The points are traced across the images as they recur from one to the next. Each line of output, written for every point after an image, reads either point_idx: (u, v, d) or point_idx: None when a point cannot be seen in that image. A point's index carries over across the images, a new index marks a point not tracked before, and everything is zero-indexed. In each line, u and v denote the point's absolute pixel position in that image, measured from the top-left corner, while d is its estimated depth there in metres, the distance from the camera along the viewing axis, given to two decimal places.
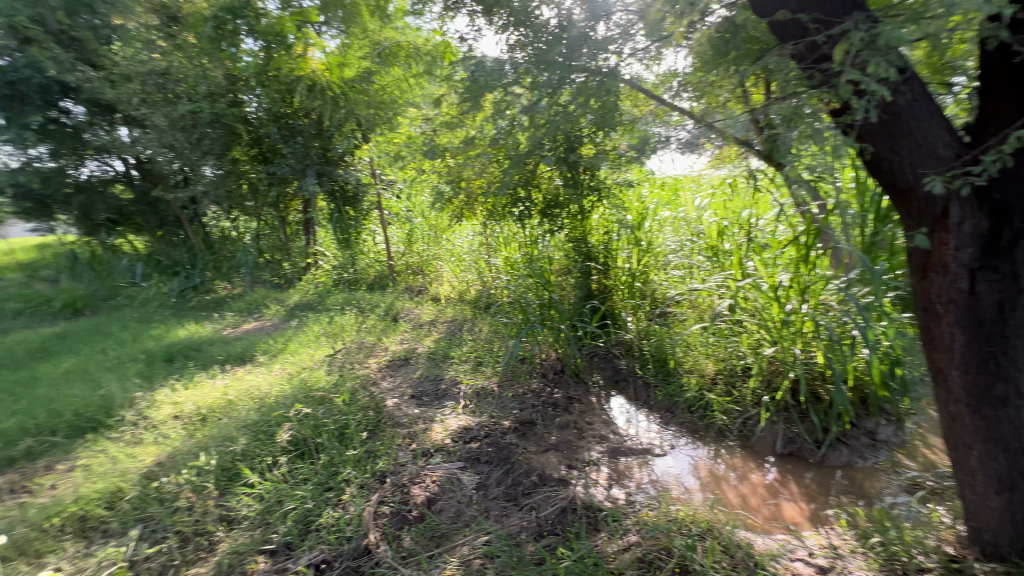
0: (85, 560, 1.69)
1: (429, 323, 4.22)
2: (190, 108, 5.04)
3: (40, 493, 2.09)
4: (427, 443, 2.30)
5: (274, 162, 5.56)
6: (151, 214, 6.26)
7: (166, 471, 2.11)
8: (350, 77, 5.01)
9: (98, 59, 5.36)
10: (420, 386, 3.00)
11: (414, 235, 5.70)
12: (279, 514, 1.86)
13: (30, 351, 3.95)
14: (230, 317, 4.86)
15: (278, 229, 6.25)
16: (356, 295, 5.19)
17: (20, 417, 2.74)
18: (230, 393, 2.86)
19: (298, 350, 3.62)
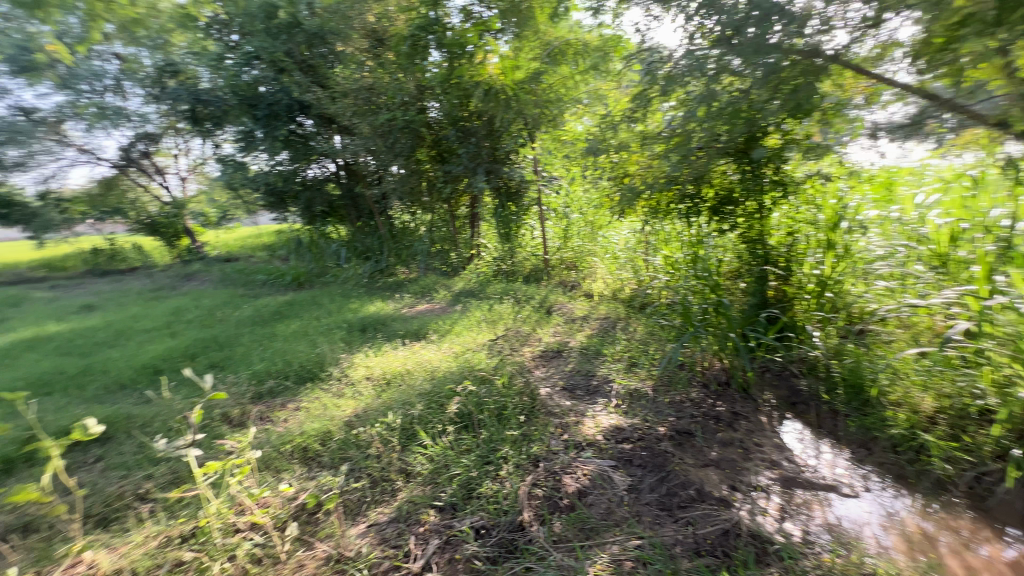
0: (304, 483, 2.07)
1: (582, 318, 4.25)
2: (388, 118, 5.84)
3: (278, 423, 2.68)
4: (579, 436, 2.34)
5: (450, 161, 6.13)
6: (353, 207, 7.71)
7: (361, 422, 2.53)
8: (521, 80, 5.26)
9: (325, 80, 6.55)
10: (571, 379, 3.05)
11: (569, 231, 5.85)
12: (446, 477, 2.06)
13: (272, 313, 5.08)
14: (408, 298, 5.58)
15: (449, 223, 6.88)
16: (514, 286, 5.51)
17: (267, 363, 3.55)
18: (408, 364, 3.29)
19: (463, 332, 3.98)
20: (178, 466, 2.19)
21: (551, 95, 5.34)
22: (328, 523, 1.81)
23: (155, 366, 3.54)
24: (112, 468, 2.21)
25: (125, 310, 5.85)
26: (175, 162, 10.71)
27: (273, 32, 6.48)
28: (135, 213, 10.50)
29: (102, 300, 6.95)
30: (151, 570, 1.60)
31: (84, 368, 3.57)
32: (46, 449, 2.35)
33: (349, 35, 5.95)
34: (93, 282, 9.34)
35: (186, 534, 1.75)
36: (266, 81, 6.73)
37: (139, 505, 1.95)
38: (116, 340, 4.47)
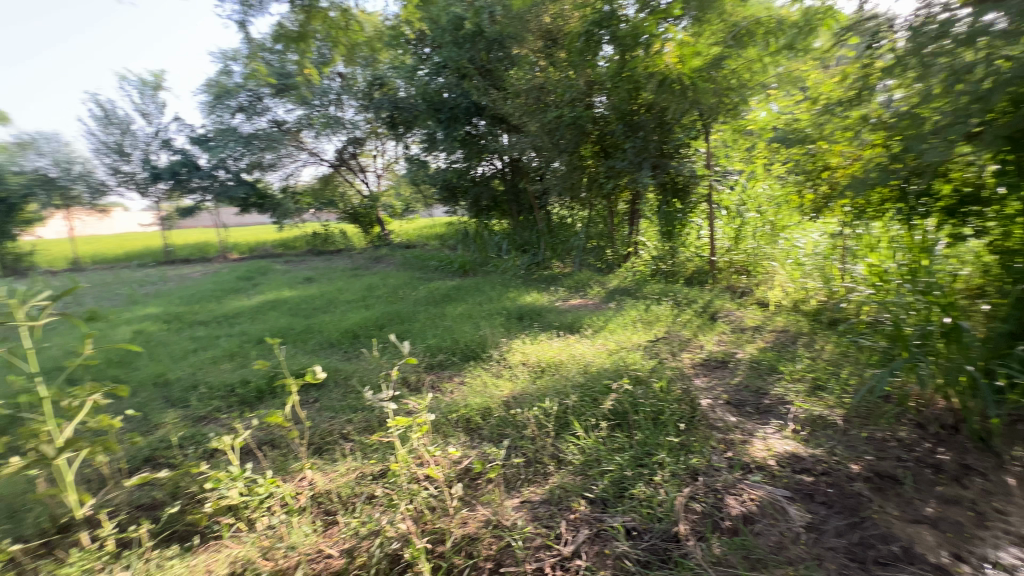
0: (467, 451, 2.27)
1: (753, 329, 3.82)
2: (556, 115, 5.97)
3: (446, 393, 3.00)
4: (746, 457, 2.12)
5: (614, 156, 6.00)
6: (514, 202, 8.39)
7: (518, 404, 2.68)
8: (698, 68, 4.81)
9: (501, 82, 7.03)
10: (738, 394, 2.76)
11: (742, 232, 5.27)
12: (598, 471, 2.06)
13: (443, 295, 5.68)
14: (562, 292, 5.69)
15: (606, 219, 6.87)
16: (673, 287, 5.21)
17: (439, 339, 3.98)
18: (562, 355, 3.37)
19: (617, 330, 3.92)
20: (371, 416, 2.61)
21: (732, 81, 4.87)
22: (489, 490, 1.97)
23: (355, 331, 4.26)
24: (325, 409, 2.73)
25: (334, 284, 7.15)
26: (374, 162, 12.67)
27: (460, 42, 7.10)
28: (343, 204, 12.73)
29: (319, 274, 8.59)
30: (351, 496, 1.93)
31: (308, 327, 4.47)
32: (284, 386, 3.01)
33: (525, 37, 6.25)
34: (313, 260, 11.62)
35: (378, 472, 2.08)
36: (451, 87, 7.46)
37: (343, 442, 2.38)
38: (328, 307, 5.49)
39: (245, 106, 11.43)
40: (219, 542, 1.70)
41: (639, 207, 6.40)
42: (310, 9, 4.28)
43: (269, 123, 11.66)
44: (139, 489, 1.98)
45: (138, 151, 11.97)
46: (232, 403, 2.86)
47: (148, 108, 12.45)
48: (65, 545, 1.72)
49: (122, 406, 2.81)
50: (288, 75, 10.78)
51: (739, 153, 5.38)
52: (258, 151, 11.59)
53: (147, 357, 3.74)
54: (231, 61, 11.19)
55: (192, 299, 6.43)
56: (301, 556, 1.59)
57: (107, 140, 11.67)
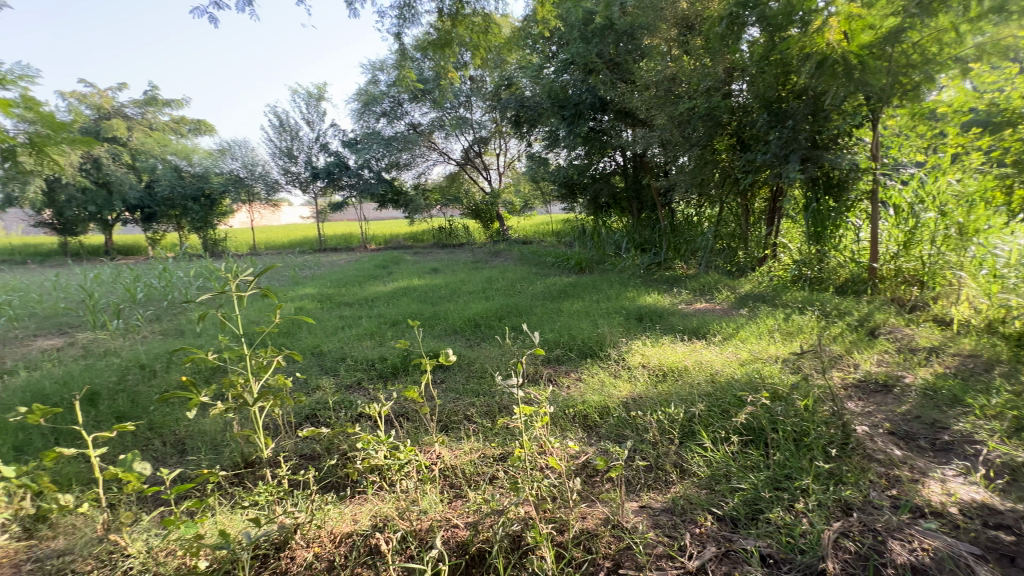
0: (584, 446, 2.27)
1: (928, 350, 3.21)
2: (689, 106, 5.58)
3: (563, 387, 3.02)
4: (917, 499, 1.79)
5: (754, 148, 5.43)
6: (636, 199, 8.18)
7: (638, 407, 2.60)
8: (868, 43, 4.15)
9: (630, 75, 6.71)
10: (904, 425, 2.34)
11: (915, 236, 4.48)
12: (727, 488, 1.91)
13: (559, 291, 5.72)
14: (686, 294, 5.37)
15: (740, 218, 6.45)
16: (820, 296, 4.60)
17: (555, 333, 4.02)
18: (686, 361, 3.19)
19: (750, 339, 3.58)
20: (492, 402, 2.73)
21: (913, 57, 4.08)
22: (607, 489, 1.95)
23: (476, 320, 4.49)
24: (450, 391, 2.93)
25: (457, 275, 7.61)
26: (497, 160, 13.22)
27: (588, 37, 6.95)
28: (467, 201, 13.52)
29: (444, 265, 9.22)
30: (473, 474, 2.05)
31: (435, 313, 4.83)
32: (415, 366, 3.30)
33: (658, 26, 5.99)
34: (438, 252, 12.51)
35: (498, 455, 2.18)
36: (575, 84, 7.25)
37: (467, 423, 2.53)
38: (452, 296, 5.86)
39: (387, 111, 12.64)
40: (363, 496, 1.94)
41: (781, 205, 5.76)
42: (455, 16, 4.60)
43: (407, 126, 12.78)
44: (302, 442, 2.33)
45: (303, 154, 13.97)
46: (372, 376, 3.21)
47: (312, 117, 14.46)
48: (252, 478, 2.09)
49: (290, 370, 3.32)
50: (425, 81, 11.69)
51: (915, 144, 4.81)
52: (396, 152, 12.76)
53: (306, 330, 4.37)
54: (379, 72, 12.48)
55: (340, 283, 7.33)
56: (432, 520, 1.72)
57: (281, 145, 13.80)
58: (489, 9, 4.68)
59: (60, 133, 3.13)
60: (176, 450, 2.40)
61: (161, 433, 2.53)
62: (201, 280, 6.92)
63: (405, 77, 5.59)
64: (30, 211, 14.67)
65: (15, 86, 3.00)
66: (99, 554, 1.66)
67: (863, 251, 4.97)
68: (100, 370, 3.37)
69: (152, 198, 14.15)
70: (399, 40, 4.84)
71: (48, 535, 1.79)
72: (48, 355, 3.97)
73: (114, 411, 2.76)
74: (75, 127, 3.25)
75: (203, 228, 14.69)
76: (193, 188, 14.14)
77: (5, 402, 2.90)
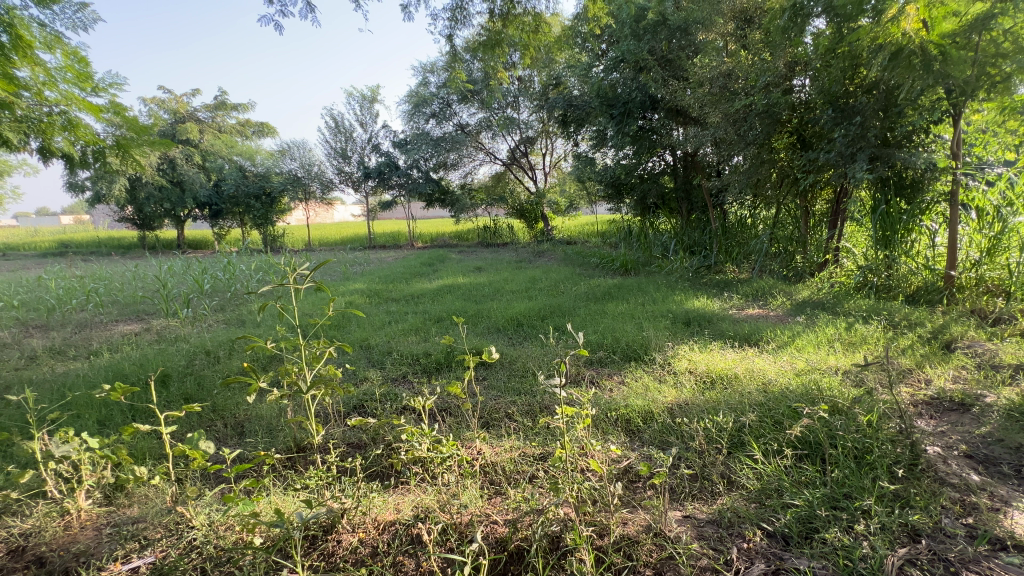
0: (627, 451, 2.22)
1: (1014, 367, 2.91)
2: (746, 102, 5.31)
3: (605, 390, 2.97)
4: (998, 529, 1.63)
5: (816, 147, 5.18)
6: (685, 200, 7.94)
7: (683, 413, 2.52)
8: (950, 32, 3.82)
9: (682, 72, 6.49)
10: (984, 449, 2.14)
11: (1001, 242, 4.12)
12: (778, 503, 1.81)
13: (603, 292, 5.65)
14: (737, 299, 5.15)
15: (799, 220, 6.11)
16: (888, 305, 4.29)
17: (598, 334, 3.97)
18: (737, 368, 3.06)
19: (808, 348, 3.39)
20: (533, 401, 2.73)
21: (1004, 46, 3.69)
22: (650, 496, 1.90)
23: (519, 319, 4.50)
24: (492, 388, 2.96)
25: (501, 274, 7.67)
26: (542, 160, 13.33)
27: (639, 34, 6.75)
28: (511, 200, 13.60)
29: (487, 264, 9.31)
30: (513, 472, 2.06)
31: (478, 311, 4.88)
32: (458, 362, 3.35)
33: (714, 21, 5.82)
34: (482, 251, 12.64)
35: (538, 455, 2.18)
36: (626, 82, 7.03)
37: (507, 421, 2.54)
38: (496, 295, 5.91)
39: (437, 112, 12.84)
40: (406, 486, 2.00)
41: (846, 206, 5.42)
42: (506, 16, 4.62)
43: (455, 126, 13.02)
44: (349, 431, 2.42)
45: (357, 154, 14.54)
46: (417, 370, 3.30)
47: (365, 119, 15.00)
48: (304, 462, 2.20)
49: (340, 361, 3.46)
50: (474, 82, 11.86)
51: (1002, 142, 4.52)
52: (444, 152, 12.96)
53: (355, 324, 4.54)
54: (429, 73, 12.77)
55: (388, 279, 7.56)
56: (471, 515, 1.74)
57: (336, 146, 14.39)
58: (540, 9, 4.68)
59: (143, 136, 3.38)
60: (236, 431, 2.56)
61: (223, 415, 2.70)
62: (261, 273, 7.35)
63: (455, 79, 5.64)
64: (115, 206, 16.08)
65: (106, 93, 3.29)
66: (168, 524, 1.79)
67: (938, 258, 4.57)
68: (171, 354, 3.65)
69: (219, 196, 15.19)
70: (451, 42, 4.95)
71: (125, 503, 1.97)
72: (128, 339, 4.34)
73: (183, 392, 2.98)
74: (156, 130, 3.50)
75: (263, 224, 15.56)
76: (255, 186, 15.01)
77: (92, 379, 3.20)
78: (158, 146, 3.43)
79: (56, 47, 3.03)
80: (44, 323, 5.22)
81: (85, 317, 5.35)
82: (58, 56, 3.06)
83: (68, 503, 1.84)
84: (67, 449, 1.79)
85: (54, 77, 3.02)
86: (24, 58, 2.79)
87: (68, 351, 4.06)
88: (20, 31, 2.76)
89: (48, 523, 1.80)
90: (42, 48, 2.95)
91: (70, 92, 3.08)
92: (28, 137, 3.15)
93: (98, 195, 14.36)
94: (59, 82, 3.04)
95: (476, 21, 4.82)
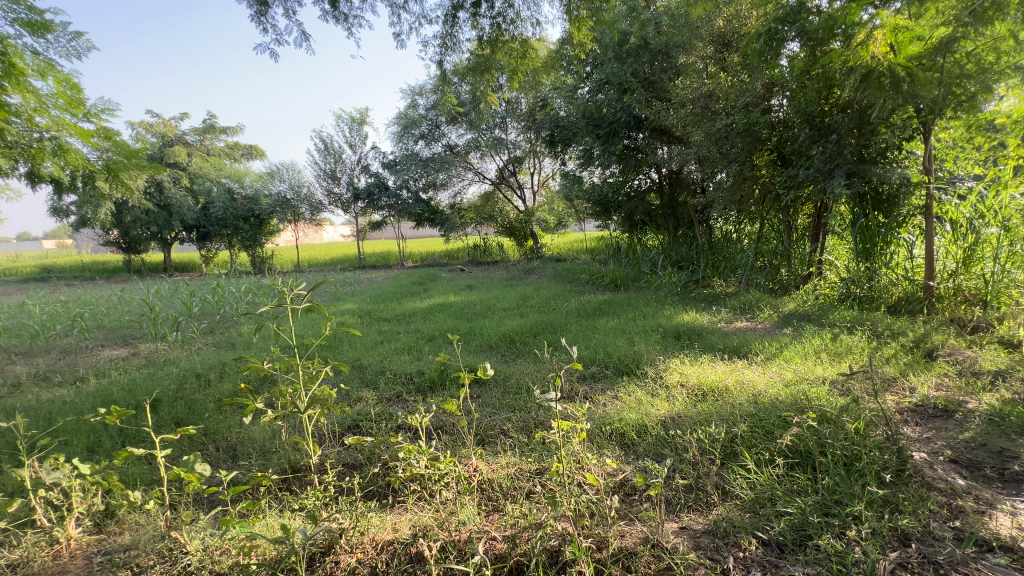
0: (622, 464, 2.25)
1: (993, 374, 3.00)
2: (726, 122, 5.51)
3: (598, 404, 2.99)
4: (984, 531, 1.67)
5: (795, 164, 5.34)
6: (672, 216, 8.11)
7: (677, 426, 2.55)
8: (916, 55, 3.99)
9: (665, 93, 6.69)
10: (968, 454, 2.19)
11: (975, 253, 4.27)
12: (772, 511, 1.84)
13: (594, 308, 5.71)
14: (726, 313, 5.23)
15: (782, 235, 6.27)
16: (871, 316, 4.40)
17: (591, 350, 4.01)
18: (728, 381, 3.10)
19: (795, 359, 3.46)
20: (527, 417, 2.75)
21: (967, 67, 3.90)
22: (646, 508, 1.92)
23: (512, 336, 4.53)
24: (486, 405, 2.97)
25: (493, 292, 7.71)
26: (531, 179, 13.56)
27: (622, 57, 6.96)
28: (501, 219, 13.81)
29: (478, 282, 9.38)
30: (510, 488, 2.06)
31: (471, 329, 4.91)
32: (452, 380, 3.35)
33: (694, 45, 6.03)
34: (473, 269, 12.72)
35: (535, 470, 2.19)
36: (610, 103, 7.21)
37: (503, 438, 2.55)
38: (488, 313, 5.94)
39: (426, 133, 13.03)
40: (403, 505, 1.99)
41: (827, 220, 5.58)
42: (494, 42, 4.76)
43: (444, 147, 13.18)
44: (345, 452, 2.41)
45: (347, 176, 14.64)
46: (411, 390, 3.29)
47: (355, 141, 15.14)
48: (299, 483, 2.18)
49: (334, 381, 3.45)
50: (462, 104, 12.08)
51: (972, 156, 4.72)
52: (433, 173, 13.06)
53: (348, 344, 4.53)
54: (418, 96, 12.98)
55: (379, 299, 7.55)
56: (470, 531, 1.75)
57: (325, 168, 14.46)
58: (527, 36, 4.83)
59: (132, 160, 3.39)
60: (229, 454, 2.53)
61: (215, 438, 2.67)
62: (250, 295, 7.30)
63: (444, 101, 5.75)
64: (100, 230, 15.92)
65: (96, 118, 3.32)
66: (161, 551, 1.76)
67: (917, 268, 4.72)
68: (161, 378, 3.61)
69: (207, 218, 15.13)
70: (441, 67, 5.08)
71: (115, 530, 1.93)
72: (115, 364, 4.28)
73: (174, 416, 2.95)
74: (146, 154, 3.51)
75: (251, 246, 15.46)
76: (244, 209, 14.95)
77: (80, 405, 3.15)
78: (148, 170, 3.43)
79: (48, 74, 3.06)
80: (27, 349, 5.13)
81: (70, 342, 5.27)
82: (50, 82, 3.08)
83: (57, 531, 1.81)
84: (58, 476, 1.76)
85: (46, 104, 3.04)
86: (16, 85, 2.82)
87: (53, 377, 3.99)
88: (12, 58, 2.79)
89: (37, 553, 1.76)
90: (34, 75, 2.98)
91: (61, 118, 3.11)
92: (17, 162, 3.15)
93: (83, 220, 14.24)
94: (50, 108, 3.07)
95: (465, 46, 4.96)
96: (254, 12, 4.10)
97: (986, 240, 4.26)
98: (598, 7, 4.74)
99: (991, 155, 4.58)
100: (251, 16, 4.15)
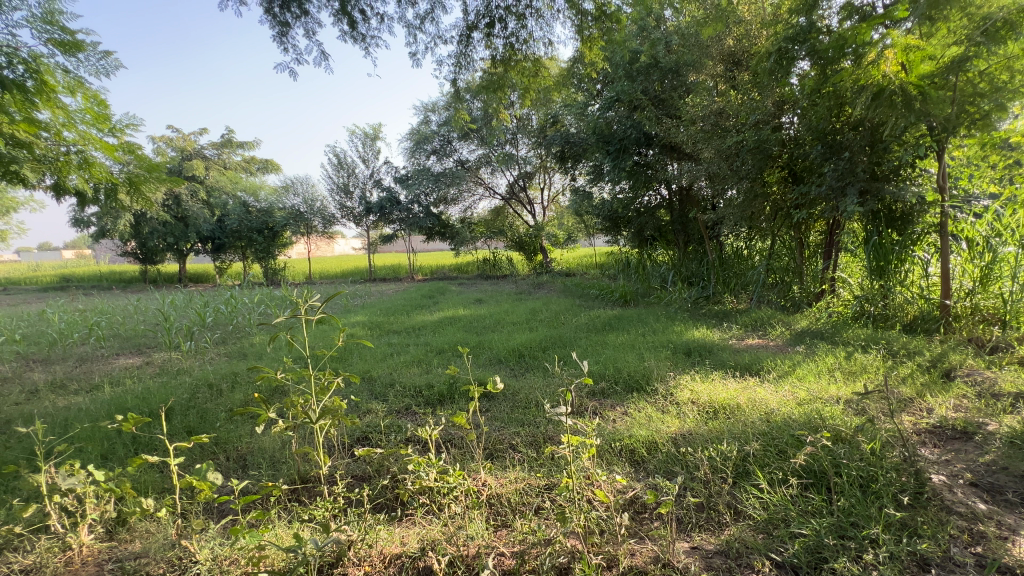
0: (632, 481, 2.23)
1: (1014, 396, 2.91)
2: (737, 139, 5.53)
3: (608, 420, 2.97)
4: (1008, 558, 1.62)
5: (806, 181, 5.34)
6: (681, 232, 8.10)
7: (688, 443, 2.53)
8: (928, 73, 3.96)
9: (675, 111, 6.73)
10: (989, 477, 2.13)
11: (992, 270, 4.21)
12: (786, 533, 1.81)
13: (603, 323, 5.69)
14: (737, 329, 5.18)
15: (794, 251, 6.25)
16: (886, 334, 4.33)
17: (602, 365, 3.98)
18: (740, 398, 3.07)
19: (808, 377, 3.42)
20: (536, 432, 2.74)
21: (980, 86, 3.85)
22: (658, 527, 1.90)
23: (521, 350, 4.52)
24: (495, 419, 2.96)
25: (502, 306, 7.73)
26: (540, 194, 13.75)
27: (633, 75, 7.02)
28: (511, 233, 14.00)
29: (488, 296, 9.39)
30: (519, 503, 2.05)
31: (480, 343, 4.92)
32: (460, 394, 3.36)
33: (704, 64, 6.04)
34: (483, 283, 12.77)
35: (543, 485, 2.17)
36: (621, 120, 7.26)
37: (512, 452, 2.54)
38: (497, 326, 5.94)
39: (437, 149, 13.24)
40: (412, 519, 1.98)
41: (839, 237, 5.55)
42: (507, 61, 4.86)
43: (456, 162, 13.39)
44: (355, 464, 2.42)
45: (359, 190, 14.85)
46: (420, 402, 3.29)
47: (368, 156, 15.40)
48: (309, 495, 2.20)
49: (344, 392, 3.48)
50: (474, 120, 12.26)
51: (988, 175, 4.67)
52: (444, 188, 13.20)
53: (358, 356, 4.56)
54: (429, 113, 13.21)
55: (390, 312, 7.59)
56: (478, 547, 1.74)
57: (338, 182, 14.68)
58: (539, 55, 4.92)
59: (153, 173, 3.50)
60: (238, 464, 2.55)
61: (225, 448, 2.69)
62: (263, 306, 7.41)
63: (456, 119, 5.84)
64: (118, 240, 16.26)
65: (121, 133, 3.43)
66: (171, 559, 1.76)
67: (932, 287, 4.64)
68: (174, 387, 3.66)
69: (222, 230, 15.40)
70: (454, 85, 5.19)
71: (126, 538, 1.94)
72: (129, 372, 4.35)
73: (186, 425, 2.98)
74: (167, 167, 3.62)
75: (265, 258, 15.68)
76: (258, 222, 15.21)
77: (94, 412, 3.19)
78: (167, 183, 3.53)
79: (78, 91, 3.18)
80: (45, 357, 5.24)
81: (87, 351, 5.36)
82: (79, 99, 3.20)
83: (70, 537, 1.83)
84: (72, 483, 1.78)
85: (74, 119, 3.16)
86: (47, 101, 2.94)
87: (68, 384, 4.06)
88: (44, 76, 2.92)
89: (49, 559, 1.78)
90: (64, 92, 3.10)
91: (88, 132, 3.23)
92: (45, 175, 3.24)
93: (103, 231, 14.60)
94: (78, 123, 3.19)
95: (478, 65, 5.06)
96: (275, 32, 4.22)
97: (1004, 258, 4.19)
98: (609, 27, 4.82)
99: (1006, 174, 4.54)
100: (273, 37, 4.28)
